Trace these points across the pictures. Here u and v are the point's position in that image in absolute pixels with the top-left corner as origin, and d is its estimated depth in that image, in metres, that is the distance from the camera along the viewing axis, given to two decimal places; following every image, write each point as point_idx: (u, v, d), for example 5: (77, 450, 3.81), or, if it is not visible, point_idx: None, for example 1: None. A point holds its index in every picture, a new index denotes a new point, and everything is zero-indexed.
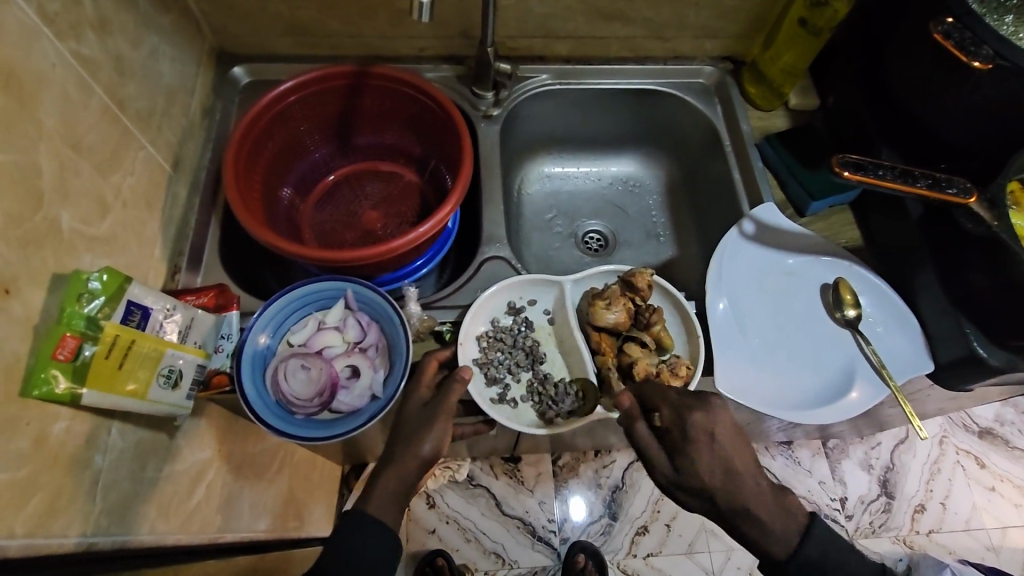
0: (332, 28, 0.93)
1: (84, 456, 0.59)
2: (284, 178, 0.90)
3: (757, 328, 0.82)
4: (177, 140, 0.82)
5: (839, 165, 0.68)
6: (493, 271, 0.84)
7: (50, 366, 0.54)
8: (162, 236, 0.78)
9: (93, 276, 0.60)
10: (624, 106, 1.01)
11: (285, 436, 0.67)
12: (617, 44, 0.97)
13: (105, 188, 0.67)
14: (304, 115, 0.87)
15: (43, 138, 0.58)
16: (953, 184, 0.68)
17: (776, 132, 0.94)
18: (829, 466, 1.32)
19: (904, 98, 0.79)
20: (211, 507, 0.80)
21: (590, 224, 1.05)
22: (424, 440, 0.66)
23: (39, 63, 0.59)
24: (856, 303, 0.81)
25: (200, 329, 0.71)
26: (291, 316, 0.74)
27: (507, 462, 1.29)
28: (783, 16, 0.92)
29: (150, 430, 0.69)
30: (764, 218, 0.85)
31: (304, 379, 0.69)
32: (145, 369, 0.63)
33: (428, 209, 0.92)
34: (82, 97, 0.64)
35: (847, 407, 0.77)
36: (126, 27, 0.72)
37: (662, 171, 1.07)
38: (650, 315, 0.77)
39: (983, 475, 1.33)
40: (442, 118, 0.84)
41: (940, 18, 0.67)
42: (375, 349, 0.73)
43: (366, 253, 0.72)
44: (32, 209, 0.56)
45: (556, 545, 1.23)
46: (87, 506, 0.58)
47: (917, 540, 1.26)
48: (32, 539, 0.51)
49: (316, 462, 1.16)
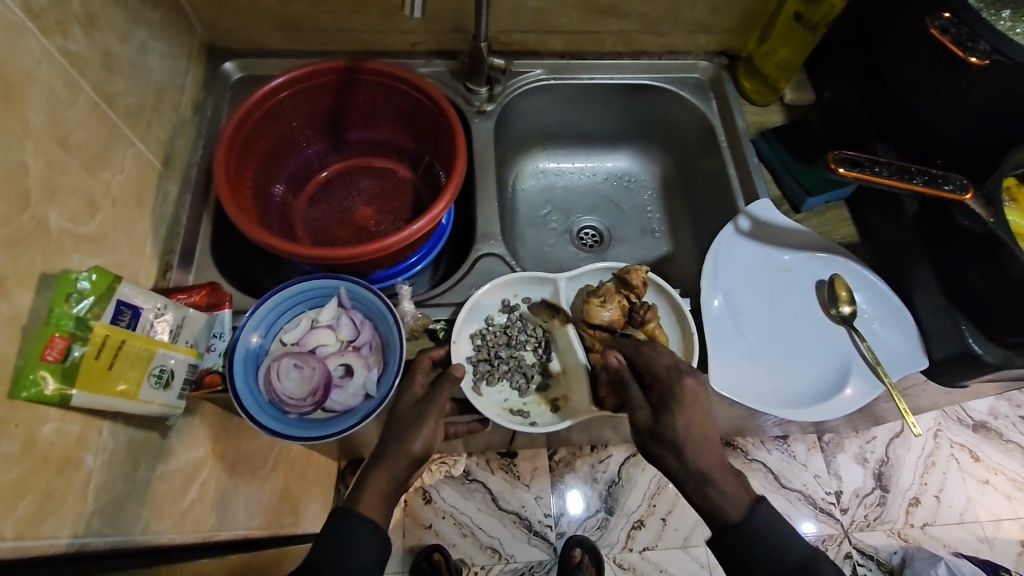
0: (323, 22, 0.92)
1: (74, 457, 0.58)
2: (276, 174, 0.89)
3: (753, 324, 0.82)
4: (167, 137, 0.82)
5: (835, 162, 0.67)
6: (487, 268, 0.83)
7: (39, 367, 0.54)
8: (154, 234, 0.77)
9: (82, 276, 0.60)
10: (618, 101, 1.01)
11: (279, 436, 0.67)
12: (611, 39, 0.96)
13: (94, 187, 0.66)
14: (296, 110, 0.87)
15: (30, 136, 0.57)
16: (949, 181, 0.68)
17: (772, 127, 0.93)
18: (824, 460, 1.32)
19: (899, 92, 0.79)
20: (205, 506, 0.79)
21: (585, 220, 1.05)
22: (416, 437, 0.66)
23: (25, 61, 0.58)
24: (851, 300, 0.81)
25: (191, 328, 0.70)
26: (283, 314, 0.74)
27: (503, 457, 1.29)
28: (779, 10, 0.91)
29: (142, 430, 0.68)
30: (759, 214, 0.85)
31: (298, 378, 0.69)
32: (136, 368, 0.62)
33: (422, 206, 0.92)
34: (69, 95, 0.63)
35: (842, 403, 0.77)
36: (113, 22, 0.71)
37: (657, 166, 1.07)
38: (645, 313, 0.77)
39: (977, 468, 1.33)
40: (436, 113, 0.83)
41: (937, 12, 0.66)
42: (369, 347, 0.73)
43: (357, 251, 0.71)
44: (19, 208, 0.55)
45: (552, 540, 1.23)
46: (78, 507, 0.58)
47: (911, 533, 1.27)
48: (21, 542, 0.51)
49: (311, 459, 1.16)
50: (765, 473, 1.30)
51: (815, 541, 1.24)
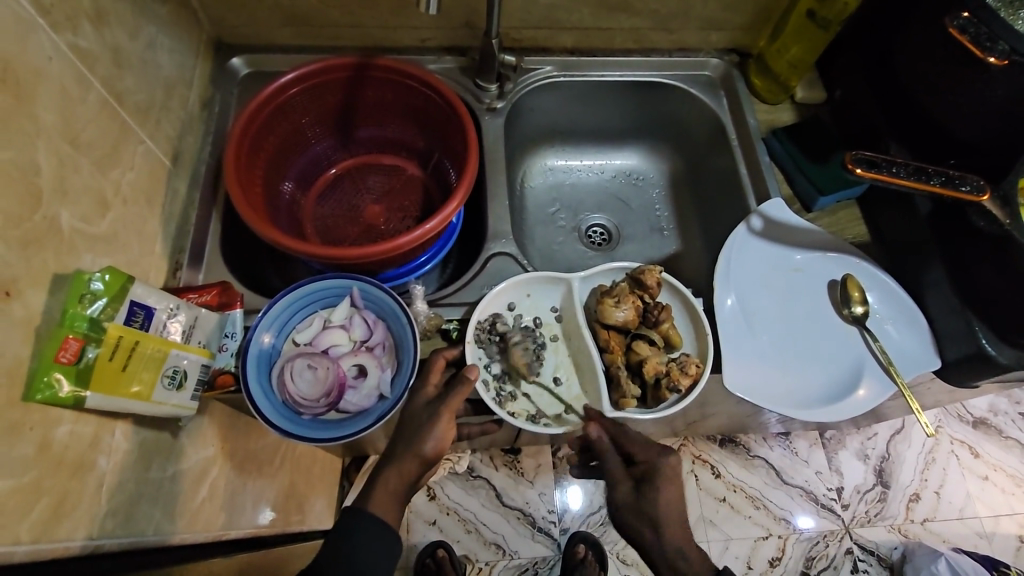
0: (331, 17, 0.91)
1: (88, 460, 0.57)
2: (285, 171, 0.88)
3: (766, 325, 0.81)
4: (176, 133, 0.81)
5: (852, 162, 0.67)
6: (500, 267, 0.83)
7: (52, 369, 0.53)
8: (163, 233, 0.76)
9: (95, 276, 0.59)
10: (628, 99, 1.00)
11: (293, 437, 0.66)
12: (621, 36, 0.96)
13: (105, 186, 0.65)
14: (306, 108, 0.86)
15: (41, 134, 0.56)
16: (966, 181, 0.68)
17: (783, 126, 0.93)
18: (825, 456, 1.33)
19: (915, 90, 0.79)
20: (214, 505, 0.79)
21: (593, 218, 1.04)
22: (427, 438, 0.65)
23: (36, 58, 0.57)
24: (863, 300, 0.81)
25: (203, 328, 0.69)
26: (296, 314, 0.73)
27: (507, 454, 1.29)
28: (791, 8, 0.90)
29: (153, 430, 0.68)
30: (772, 213, 0.84)
31: (311, 379, 0.68)
32: (150, 369, 0.62)
33: (431, 204, 0.91)
34: (80, 92, 0.62)
35: (854, 404, 0.77)
36: (123, 19, 0.70)
37: (665, 164, 1.06)
38: (659, 313, 0.77)
39: (977, 463, 1.34)
40: (447, 111, 0.83)
41: (955, 12, 0.66)
42: (382, 347, 0.72)
43: (371, 251, 0.71)
44: (31, 208, 0.54)
45: (556, 536, 1.23)
46: (92, 509, 0.57)
47: (911, 528, 1.27)
48: (37, 545, 0.50)
49: (316, 456, 1.15)
50: (767, 469, 1.31)
51: (816, 536, 1.25)
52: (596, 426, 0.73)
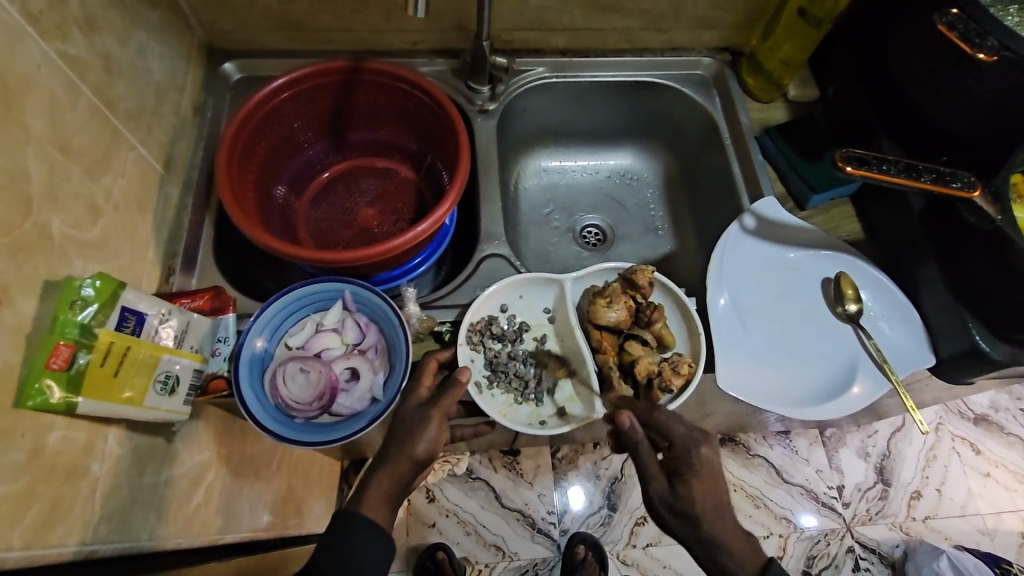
0: (324, 21, 0.91)
1: (80, 465, 0.58)
2: (278, 175, 0.88)
3: (759, 324, 0.81)
4: (167, 139, 0.81)
5: (842, 160, 0.67)
6: (492, 269, 0.83)
7: (44, 375, 0.53)
8: (156, 238, 0.76)
9: (86, 283, 0.59)
10: (620, 99, 1.00)
11: (285, 441, 0.66)
12: (613, 36, 0.96)
13: (96, 192, 0.65)
14: (298, 112, 0.86)
15: (31, 141, 0.57)
16: (957, 178, 0.69)
17: (776, 125, 0.93)
18: (826, 454, 1.33)
19: (906, 86, 0.79)
20: (210, 510, 0.79)
21: (587, 219, 1.04)
22: (418, 439, 0.65)
23: (25, 65, 0.57)
24: (857, 298, 0.81)
25: (196, 333, 0.70)
26: (288, 318, 0.74)
27: (506, 455, 1.29)
28: (782, 7, 0.91)
29: (147, 436, 0.68)
30: (765, 212, 0.85)
31: (304, 383, 0.69)
32: (142, 375, 0.62)
33: (424, 206, 0.91)
34: (70, 98, 0.63)
35: (850, 402, 0.77)
36: (114, 24, 0.71)
37: (659, 162, 1.06)
38: (651, 313, 0.77)
39: (978, 460, 1.34)
40: (439, 113, 0.83)
41: (945, 9, 0.66)
42: (374, 350, 0.72)
43: (362, 254, 0.71)
44: (21, 216, 0.55)
45: (556, 537, 1.23)
46: (85, 514, 0.57)
47: (912, 526, 1.27)
48: (29, 551, 0.50)
49: (314, 459, 1.15)
50: (767, 468, 1.31)
51: (817, 535, 1.25)
52: (629, 414, 0.69)
